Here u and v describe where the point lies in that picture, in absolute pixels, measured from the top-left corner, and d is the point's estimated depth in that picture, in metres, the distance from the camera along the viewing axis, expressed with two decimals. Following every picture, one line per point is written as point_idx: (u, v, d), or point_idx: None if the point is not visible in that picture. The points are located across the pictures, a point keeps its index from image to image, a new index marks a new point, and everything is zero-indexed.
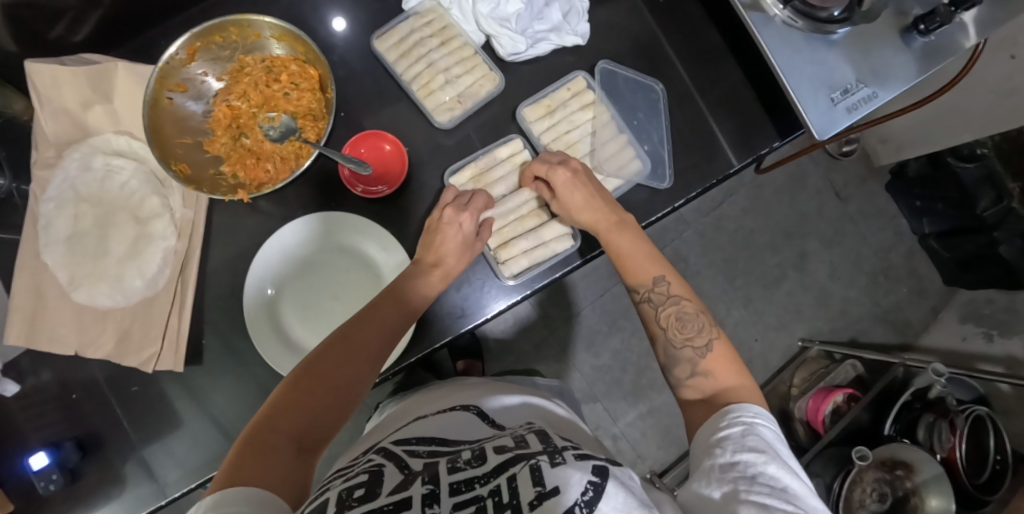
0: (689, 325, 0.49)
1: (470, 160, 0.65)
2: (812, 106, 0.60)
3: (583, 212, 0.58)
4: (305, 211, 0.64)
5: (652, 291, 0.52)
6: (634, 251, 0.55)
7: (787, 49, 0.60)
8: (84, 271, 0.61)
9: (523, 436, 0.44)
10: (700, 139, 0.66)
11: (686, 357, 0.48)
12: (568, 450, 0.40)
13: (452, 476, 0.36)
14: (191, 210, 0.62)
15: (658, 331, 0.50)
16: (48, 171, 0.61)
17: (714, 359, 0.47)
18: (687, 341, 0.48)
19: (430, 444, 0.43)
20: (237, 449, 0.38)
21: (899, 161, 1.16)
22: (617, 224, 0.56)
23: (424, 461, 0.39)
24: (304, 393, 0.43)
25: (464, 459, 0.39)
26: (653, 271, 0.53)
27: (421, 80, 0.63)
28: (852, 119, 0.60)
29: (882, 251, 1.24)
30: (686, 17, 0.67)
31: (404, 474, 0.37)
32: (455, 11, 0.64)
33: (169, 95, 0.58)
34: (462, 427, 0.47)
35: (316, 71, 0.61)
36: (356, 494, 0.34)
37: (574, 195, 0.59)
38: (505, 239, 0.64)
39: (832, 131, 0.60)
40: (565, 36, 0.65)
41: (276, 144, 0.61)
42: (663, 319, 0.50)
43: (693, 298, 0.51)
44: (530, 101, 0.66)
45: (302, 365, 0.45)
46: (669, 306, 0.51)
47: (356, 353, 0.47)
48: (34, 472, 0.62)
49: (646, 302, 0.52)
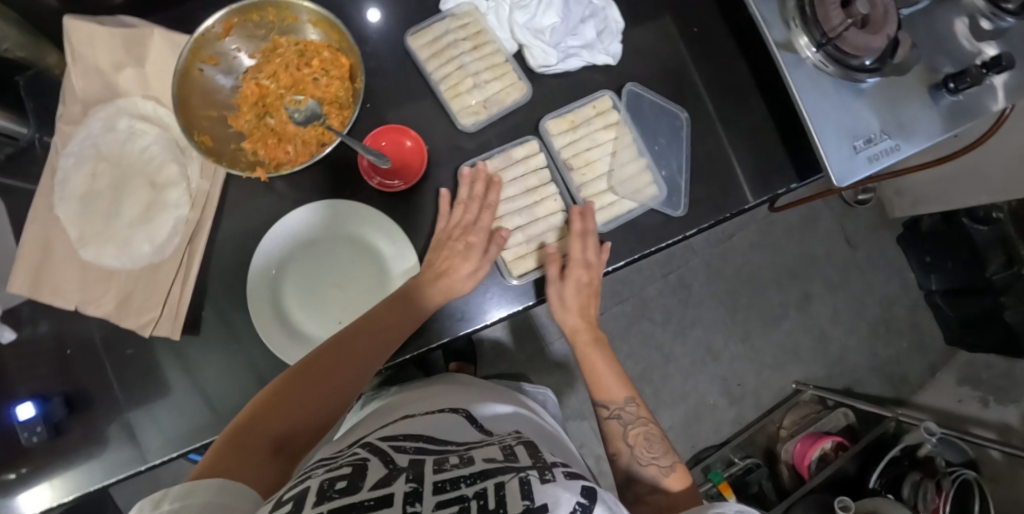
0: (655, 446, 0.55)
1: (486, 157, 0.63)
2: (835, 152, 0.60)
3: (570, 315, 0.62)
4: (319, 197, 0.63)
5: (623, 410, 0.58)
6: (605, 369, 0.61)
7: (816, 91, 0.60)
8: (94, 230, 0.62)
9: (513, 449, 0.44)
10: (719, 170, 0.66)
11: (650, 474, 0.54)
12: (557, 468, 0.41)
13: (436, 476, 0.37)
14: (207, 182, 0.62)
15: (625, 448, 0.56)
16: (73, 127, 0.62)
17: (677, 480, 0.53)
18: (653, 461, 0.54)
19: (416, 441, 0.44)
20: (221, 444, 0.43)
21: (913, 215, 1.16)
22: (595, 341, 0.62)
23: (409, 459, 0.40)
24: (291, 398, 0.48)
25: (450, 463, 0.39)
26: (623, 392, 0.59)
27: (449, 81, 0.63)
28: (873, 169, 0.60)
29: (888, 303, 1.23)
30: (720, 50, 0.69)
31: (386, 469, 0.37)
32: (491, 17, 0.64)
33: (200, 67, 0.58)
34: (447, 429, 0.48)
35: (348, 60, 0.59)
36: (336, 486, 0.35)
37: (571, 295, 0.61)
38: (500, 218, 0.63)
39: (851, 180, 0.60)
40: (598, 55, 0.66)
41: (300, 127, 0.59)
42: (631, 437, 0.57)
43: (656, 422, 0.58)
44: (554, 114, 0.65)
45: (293, 371, 0.50)
46: (637, 427, 0.57)
47: (344, 364, 0.52)
48: (19, 423, 0.62)
49: (614, 419, 0.58)
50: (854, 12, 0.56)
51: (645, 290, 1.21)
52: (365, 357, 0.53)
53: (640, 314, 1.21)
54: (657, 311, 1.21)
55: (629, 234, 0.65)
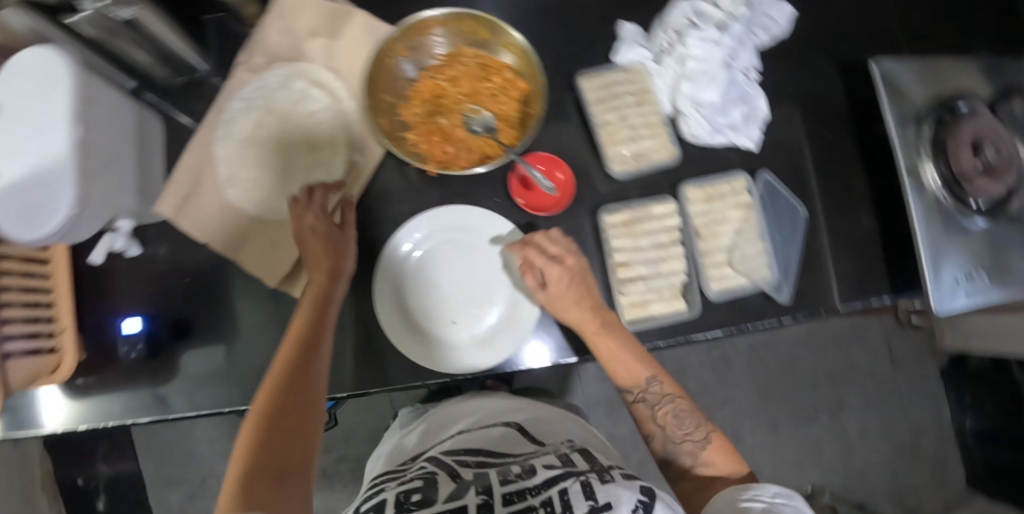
0: (685, 421, 0.59)
1: (625, 205, 0.67)
2: (942, 280, 0.71)
3: (570, 310, 0.61)
4: (457, 198, 0.67)
5: (647, 392, 0.60)
6: (624, 353, 0.59)
7: (935, 223, 0.72)
8: (246, 175, 0.66)
9: (567, 456, 0.59)
10: (816, 270, 0.73)
11: (687, 449, 0.58)
12: (612, 471, 0.56)
13: (503, 488, 0.52)
14: (365, 159, 0.66)
15: (658, 429, 0.59)
16: (252, 75, 0.67)
17: (712, 450, 0.57)
18: (687, 436, 0.58)
19: (478, 455, 0.62)
20: (227, 495, 0.41)
21: (960, 350, 1.20)
22: (602, 327, 0.60)
23: (473, 472, 0.57)
24: (268, 435, 0.46)
25: (514, 473, 0.54)
26: (645, 372, 0.60)
27: (607, 128, 0.67)
28: (969, 301, 0.71)
29: (917, 430, 1.24)
30: (842, 163, 0.78)
31: (456, 481, 0.54)
32: (657, 79, 0.69)
33: (393, 56, 0.62)
34: (501, 442, 0.65)
35: (527, 86, 0.63)
36: (413, 498, 0.51)
37: (564, 295, 0.61)
38: (627, 261, 0.65)
39: (950, 308, 0.71)
40: (741, 137, 0.70)
41: (468, 134, 0.63)
42: (659, 417, 0.59)
43: (683, 394, 0.61)
44: (694, 181, 0.69)
45: (262, 404, 0.48)
46: (664, 405, 0.60)
47: (302, 384, 0.50)
48: (123, 336, 0.65)
49: (642, 402, 0.60)
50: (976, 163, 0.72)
51: (685, 358, 1.23)
52: (302, 368, 0.51)
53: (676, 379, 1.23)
54: (693, 380, 1.23)
55: (733, 308, 0.68)
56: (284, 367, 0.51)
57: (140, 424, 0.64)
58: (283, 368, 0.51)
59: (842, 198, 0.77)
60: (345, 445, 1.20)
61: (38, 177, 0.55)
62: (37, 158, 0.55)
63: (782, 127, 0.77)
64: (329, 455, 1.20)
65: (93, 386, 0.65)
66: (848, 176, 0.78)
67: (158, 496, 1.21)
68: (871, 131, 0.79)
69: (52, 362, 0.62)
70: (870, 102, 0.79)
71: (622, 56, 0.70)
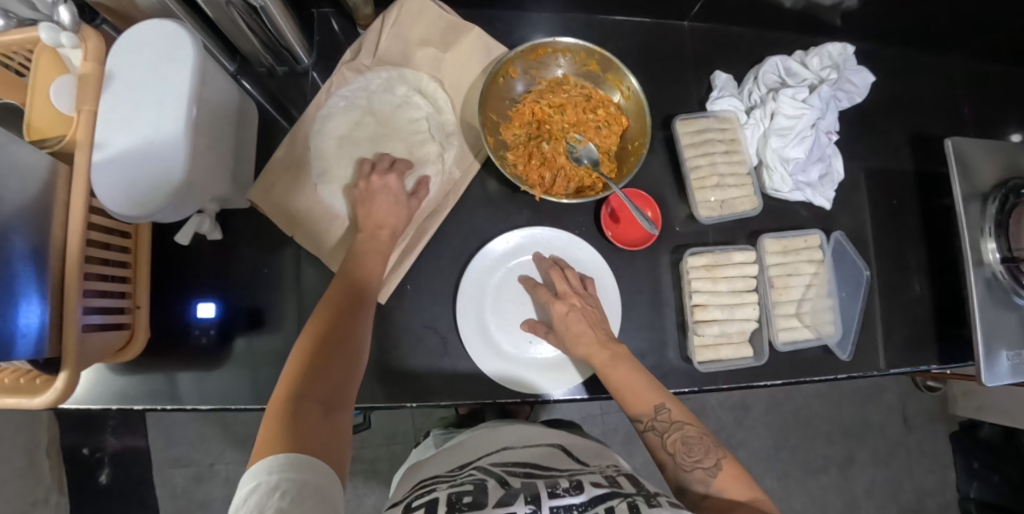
0: (696, 447, 0.51)
1: (708, 249, 0.69)
2: (992, 355, 0.74)
3: (578, 344, 0.59)
4: (544, 221, 0.68)
5: (655, 419, 0.53)
6: (632, 380, 0.56)
7: (991, 300, 0.75)
8: (341, 174, 0.67)
9: (615, 477, 0.50)
10: (867, 331, 0.76)
11: (698, 478, 0.50)
12: (659, 496, 0.45)
13: (553, 501, 0.43)
14: (459, 172, 0.67)
15: (666, 457, 0.52)
16: (355, 74, 0.68)
17: (724, 479, 0.49)
18: (697, 464, 0.50)
19: (525, 466, 0.52)
20: (274, 417, 0.45)
21: (972, 418, 1.23)
22: (612, 358, 0.58)
23: (522, 481, 0.48)
24: (310, 370, 0.49)
25: (561, 487, 0.46)
26: (653, 399, 0.55)
27: (698, 172, 0.69)
28: (1015, 378, 0.74)
29: (922, 493, 1.27)
30: (904, 231, 0.80)
31: (506, 489, 0.46)
32: (748, 131, 0.72)
33: (502, 78, 0.64)
34: (548, 458, 0.56)
35: (628, 122, 0.65)
36: (464, 500, 0.44)
37: (574, 330, 0.60)
38: (705, 303, 0.67)
39: (998, 382, 0.74)
40: (818, 196, 0.73)
41: (568, 162, 0.64)
42: (670, 445, 0.52)
43: (695, 421, 0.53)
44: (773, 234, 0.71)
45: (308, 340, 0.52)
46: (673, 432, 0.52)
47: (347, 328, 0.53)
48: (196, 320, 0.66)
49: (650, 431, 0.53)
50: None
51: (706, 398, 1.25)
52: (344, 319, 0.54)
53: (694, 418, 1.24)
54: (711, 420, 1.24)
55: (795, 360, 0.70)
56: (323, 316, 0.54)
57: (167, 411, 0.63)
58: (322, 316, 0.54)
59: (900, 264, 0.80)
60: (360, 446, 1.20)
61: (146, 153, 0.56)
62: (149, 135, 0.56)
63: (851, 189, 0.80)
64: None
65: (155, 364, 0.65)
66: (908, 244, 0.80)
67: (161, 476, 1.23)
68: (935, 202, 0.82)
69: (123, 338, 0.62)
70: (936, 174, 0.82)
71: (717, 104, 0.72)
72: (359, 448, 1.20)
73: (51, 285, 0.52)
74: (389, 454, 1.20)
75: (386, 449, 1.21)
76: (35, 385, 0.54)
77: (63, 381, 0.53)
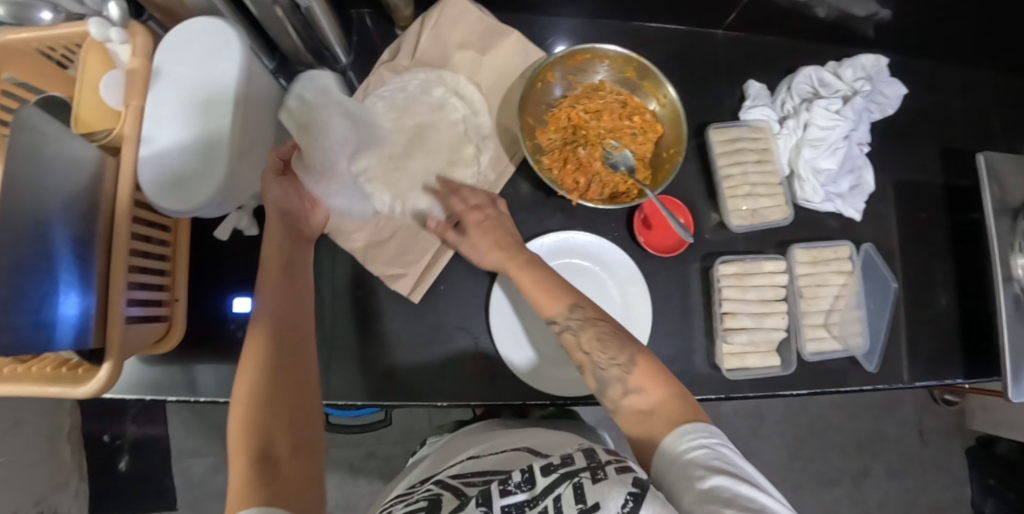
0: (609, 345, 0.53)
1: (737, 257, 0.69)
2: (1019, 372, 0.74)
3: (489, 253, 0.61)
4: (575, 225, 0.69)
5: (569, 319, 0.56)
6: (539, 282, 0.59)
7: (1020, 315, 0.75)
8: (379, 175, 0.68)
9: (570, 453, 0.47)
10: (893, 344, 0.76)
11: (615, 376, 0.52)
12: (610, 463, 0.44)
13: (503, 499, 0.42)
14: (493, 174, 0.68)
15: (584, 357, 0.55)
16: (393, 75, 0.68)
17: (641, 375, 0.51)
18: (612, 361, 0.53)
19: (481, 475, 0.52)
20: (235, 474, 0.45)
21: (989, 434, 1.22)
22: (525, 262, 0.60)
23: (478, 489, 0.48)
24: (263, 413, 0.49)
25: (513, 481, 0.45)
26: (567, 299, 0.57)
27: (730, 181, 0.70)
28: None
29: (935, 507, 1.27)
30: (931, 245, 0.80)
31: (459, 499, 0.46)
32: (780, 141, 0.72)
33: (539, 82, 0.65)
34: (507, 461, 0.55)
35: (664, 129, 0.65)
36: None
37: (484, 240, 0.62)
38: (735, 311, 0.67)
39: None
40: (846, 207, 0.73)
41: (603, 167, 0.64)
42: (585, 344, 0.54)
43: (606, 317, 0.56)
44: (803, 244, 0.71)
45: (252, 382, 0.51)
46: (587, 330, 0.55)
47: (292, 361, 0.54)
48: (233, 315, 0.67)
49: (566, 331, 0.56)
50: None
51: (720, 406, 1.25)
52: (284, 361, 0.54)
53: None
54: (725, 427, 1.25)
55: (822, 371, 0.70)
56: (258, 366, 0.53)
57: (218, 402, 0.65)
58: (257, 365, 0.53)
59: (928, 278, 0.80)
60: (376, 442, 1.21)
61: (190, 146, 0.57)
62: (193, 128, 0.58)
63: (880, 201, 0.80)
64: (361, 449, 1.20)
65: (192, 357, 0.66)
66: (936, 258, 0.80)
67: (180, 465, 1.24)
68: (964, 216, 0.82)
69: (160, 330, 0.63)
70: (965, 189, 0.82)
71: (749, 113, 0.72)
72: (376, 444, 1.21)
73: (96, 285, 0.53)
74: (405, 452, 1.21)
75: (403, 446, 1.22)
76: (78, 374, 0.55)
77: (107, 372, 0.54)
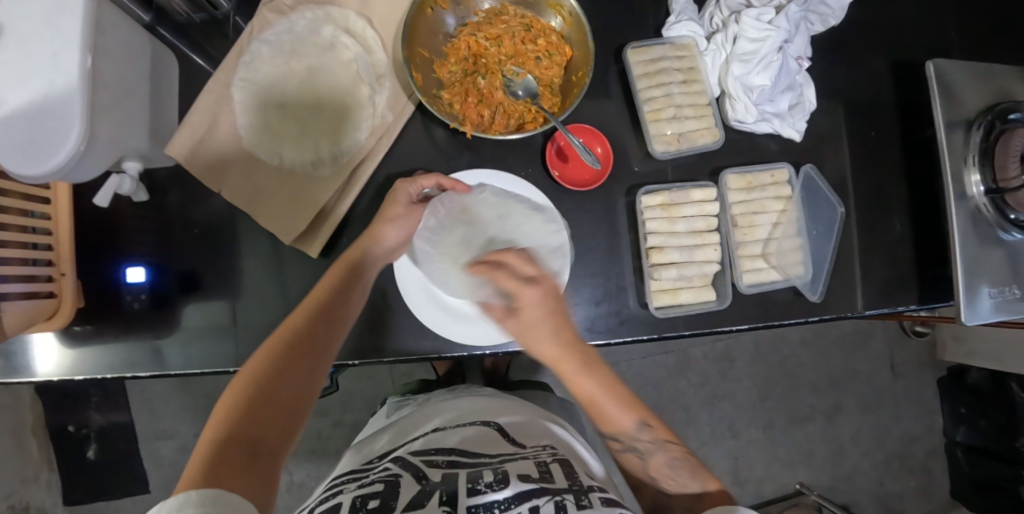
0: (681, 472, 0.52)
1: (665, 187, 0.65)
2: (970, 292, 0.70)
3: (541, 344, 0.54)
4: (488, 166, 0.64)
5: (636, 439, 0.54)
6: (603, 399, 0.55)
7: (974, 232, 0.71)
8: (266, 122, 0.62)
9: (548, 466, 0.48)
10: (840, 270, 0.72)
11: (680, 502, 0.50)
12: (593, 492, 0.44)
13: (470, 499, 0.41)
14: (392, 115, 0.63)
15: (648, 481, 0.53)
16: (277, 16, 0.63)
17: (708, 502, 0.49)
18: (682, 485, 0.51)
19: (449, 454, 0.50)
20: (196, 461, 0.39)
21: (961, 363, 1.20)
22: (580, 366, 0.54)
23: (442, 473, 0.46)
24: (259, 392, 0.46)
25: (485, 481, 0.44)
26: (632, 417, 0.55)
27: (653, 105, 0.64)
28: (997, 316, 0.71)
29: (909, 439, 1.25)
30: (881, 162, 0.75)
31: (421, 486, 0.43)
32: (708, 58, 0.66)
33: (433, 7, 0.59)
34: (481, 442, 0.52)
35: (572, 51, 0.60)
36: (369, 505, 0.41)
37: (541, 327, 0.54)
38: (661, 245, 0.64)
39: (976, 321, 0.70)
40: (786, 127, 0.67)
41: (508, 98, 0.60)
42: (654, 467, 0.53)
43: (676, 441, 0.55)
44: (735, 169, 0.67)
45: (259, 363, 0.49)
46: (658, 453, 0.54)
47: (306, 340, 0.51)
48: (126, 285, 0.63)
49: (630, 451, 0.55)
50: None
51: (689, 352, 1.22)
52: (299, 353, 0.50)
53: (678, 370, 1.22)
54: (694, 373, 1.22)
55: (763, 304, 0.66)
56: (273, 354, 0.49)
57: (143, 377, 0.62)
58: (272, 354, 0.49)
59: (879, 200, 0.75)
60: (341, 411, 1.19)
61: (43, 108, 0.51)
62: (44, 89, 0.51)
63: (827, 121, 0.75)
64: (325, 420, 1.19)
65: (93, 333, 0.63)
66: (887, 177, 0.75)
67: (148, 448, 1.18)
68: (917, 132, 0.76)
69: (50, 307, 0.59)
70: (917, 101, 0.77)
71: (673, 30, 0.66)
72: (340, 414, 1.19)
73: None
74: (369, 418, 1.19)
75: (368, 413, 1.20)
76: None
77: None
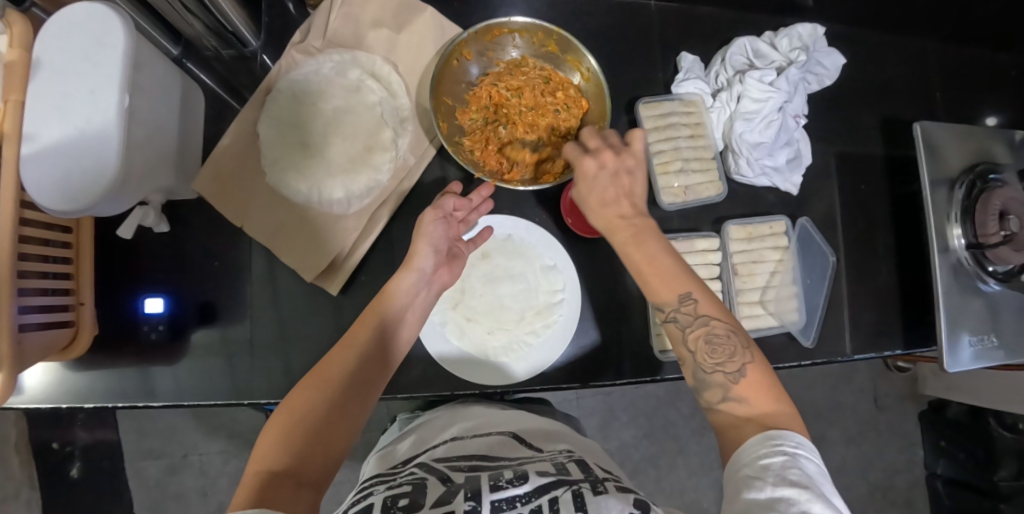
0: (720, 349, 0.47)
1: (670, 236, 0.69)
2: (953, 339, 0.73)
3: (597, 210, 0.54)
4: (502, 208, 0.67)
5: (679, 310, 0.50)
6: (659, 261, 0.52)
7: (957, 284, 0.75)
8: (288, 157, 0.63)
9: (564, 464, 0.50)
10: (831, 315, 0.76)
11: (717, 381, 0.47)
12: (608, 482, 0.47)
13: (494, 495, 0.43)
14: (413, 157, 0.66)
15: (688, 355, 0.49)
16: (305, 57, 0.65)
17: (749, 385, 0.46)
18: (718, 367, 0.47)
19: (472, 459, 0.52)
20: (242, 491, 0.39)
21: (941, 397, 1.25)
22: (636, 231, 0.53)
23: (465, 475, 0.47)
24: (303, 423, 0.44)
25: (505, 478, 0.46)
26: (682, 287, 0.50)
27: (661, 158, 0.69)
28: (975, 364, 0.74)
29: (892, 470, 1.29)
30: (871, 213, 0.80)
31: (445, 486, 0.45)
32: (713, 114, 0.70)
33: (458, 58, 0.63)
34: (500, 448, 0.55)
35: (588, 105, 0.64)
36: (400, 503, 0.42)
37: (602, 187, 0.54)
38: None
39: (957, 368, 0.73)
40: (783, 182, 0.72)
41: (526, 147, 0.63)
42: (691, 342, 0.49)
43: (724, 317, 0.49)
44: (737, 220, 0.71)
45: (303, 393, 0.47)
46: (698, 326, 0.49)
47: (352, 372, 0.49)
48: (144, 316, 0.64)
49: (673, 323, 0.50)
50: (1005, 227, 0.74)
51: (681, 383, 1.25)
52: (351, 384, 0.49)
53: (669, 401, 1.25)
54: (685, 404, 1.25)
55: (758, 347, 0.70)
56: (325, 385, 0.47)
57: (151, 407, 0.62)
58: (324, 385, 0.48)
59: (868, 250, 0.79)
60: None
61: (80, 144, 0.51)
62: (81, 125, 0.51)
63: (821, 173, 0.79)
64: None
65: (107, 361, 0.63)
66: (876, 227, 0.80)
67: (134, 468, 1.16)
68: (903, 186, 0.81)
69: (67, 336, 0.59)
70: (904, 157, 0.82)
71: (682, 86, 0.70)
72: None
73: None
74: None
75: None
76: None
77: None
